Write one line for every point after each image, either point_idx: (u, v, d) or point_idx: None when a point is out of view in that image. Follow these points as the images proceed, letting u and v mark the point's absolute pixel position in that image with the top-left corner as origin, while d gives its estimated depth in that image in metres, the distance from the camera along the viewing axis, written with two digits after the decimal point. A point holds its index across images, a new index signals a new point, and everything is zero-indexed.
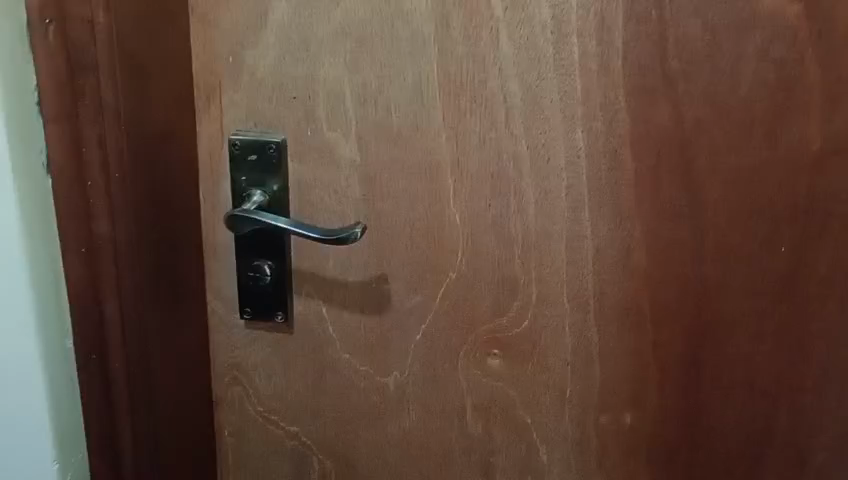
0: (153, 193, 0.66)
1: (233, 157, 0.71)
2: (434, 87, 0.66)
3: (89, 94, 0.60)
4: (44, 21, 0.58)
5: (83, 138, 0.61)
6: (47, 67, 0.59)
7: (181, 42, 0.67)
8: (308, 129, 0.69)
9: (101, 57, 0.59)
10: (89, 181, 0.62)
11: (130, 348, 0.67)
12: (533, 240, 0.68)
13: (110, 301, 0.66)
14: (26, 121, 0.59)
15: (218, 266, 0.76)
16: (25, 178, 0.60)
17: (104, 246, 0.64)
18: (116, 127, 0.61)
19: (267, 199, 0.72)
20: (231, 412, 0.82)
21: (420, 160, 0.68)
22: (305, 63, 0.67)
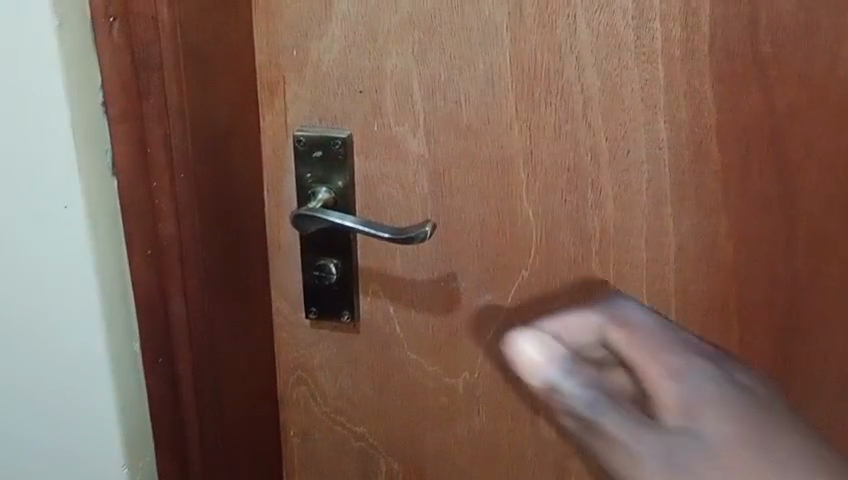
0: (219, 193, 0.65)
1: (298, 154, 0.69)
2: (507, 77, 0.62)
3: (154, 93, 0.58)
4: (108, 18, 0.56)
5: (149, 139, 0.59)
6: (112, 66, 0.57)
7: (245, 36, 0.65)
8: (375, 123, 0.67)
9: (165, 54, 0.57)
10: (154, 182, 0.61)
11: (196, 348, 0.67)
12: (612, 237, 0.65)
13: (177, 301, 0.65)
14: (92, 122, 0.57)
15: (283, 265, 0.74)
16: (92, 179, 0.58)
17: (171, 247, 0.63)
18: (180, 126, 0.59)
19: (332, 196, 0.70)
20: (297, 412, 0.80)
21: (492, 155, 0.65)
22: (371, 55, 0.65)
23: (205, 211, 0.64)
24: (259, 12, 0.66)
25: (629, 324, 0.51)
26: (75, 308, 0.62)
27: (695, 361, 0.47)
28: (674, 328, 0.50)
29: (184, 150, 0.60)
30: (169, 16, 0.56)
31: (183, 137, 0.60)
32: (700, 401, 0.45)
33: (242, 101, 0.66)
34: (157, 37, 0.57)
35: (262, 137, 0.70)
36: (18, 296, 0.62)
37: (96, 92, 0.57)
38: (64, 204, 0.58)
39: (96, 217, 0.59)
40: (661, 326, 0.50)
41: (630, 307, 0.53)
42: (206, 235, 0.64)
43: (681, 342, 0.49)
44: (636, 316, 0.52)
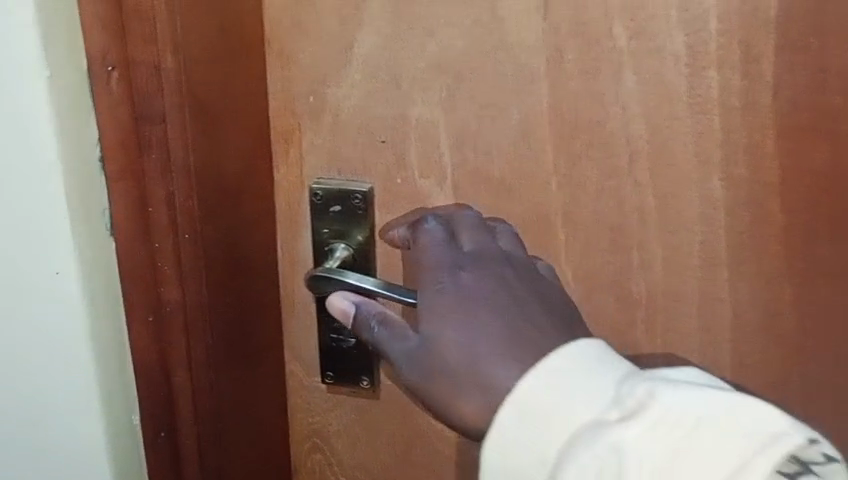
0: (228, 254, 0.59)
1: (315, 208, 0.64)
2: (544, 128, 0.57)
3: (156, 148, 0.53)
4: (105, 67, 0.51)
5: (150, 197, 0.54)
6: (110, 119, 0.52)
7: (259, 82, 0.60)
8: (398, 176, 0.62)
9: (169, 107, 0.52)
10: (156, 243, 0.55)
11: (203, 425, 0.61)
12: (659, 302, 0.59)
13: (181, 372, 0.59)
14: (86, 179, 0.52)
15: (298, 325, 0.69)
16: (87, 240, 0.53)
17: (174, 315, 0.58)
18: (185, 185, 0.54)
19: (351, 253, 0.64)
20: None
21: (527, 212, 0.60)
22: (396, 103, 0.59)
23: (214, 276, 0.58)
24: (273, 57, 0.60)
25: (424, 265, 0.56)
26: (67, 382, 0.56)
27: (475, 299, 0.53)
28: (481, 267, 0.55)
29: (189, 211, 0.55)
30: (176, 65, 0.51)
31: (187, 196, 0.54)
32: (441, 297, 0.54)
33: (255, 153, 0.60)
34: (159, 87, 0.51)
35: (275, 190, 0.64)
36: (4, 372, 0.57)
37: (90, 147, 0.52)
38: (55, 270, 0.53)
39: (91, 283, 0.54)
40: (446, 265, 0.55)
41: (431, 239, 0.57)
42: (214, 302, 0.58)
43: (455, 285, 0.54)
44: (432, 251, 0.57)
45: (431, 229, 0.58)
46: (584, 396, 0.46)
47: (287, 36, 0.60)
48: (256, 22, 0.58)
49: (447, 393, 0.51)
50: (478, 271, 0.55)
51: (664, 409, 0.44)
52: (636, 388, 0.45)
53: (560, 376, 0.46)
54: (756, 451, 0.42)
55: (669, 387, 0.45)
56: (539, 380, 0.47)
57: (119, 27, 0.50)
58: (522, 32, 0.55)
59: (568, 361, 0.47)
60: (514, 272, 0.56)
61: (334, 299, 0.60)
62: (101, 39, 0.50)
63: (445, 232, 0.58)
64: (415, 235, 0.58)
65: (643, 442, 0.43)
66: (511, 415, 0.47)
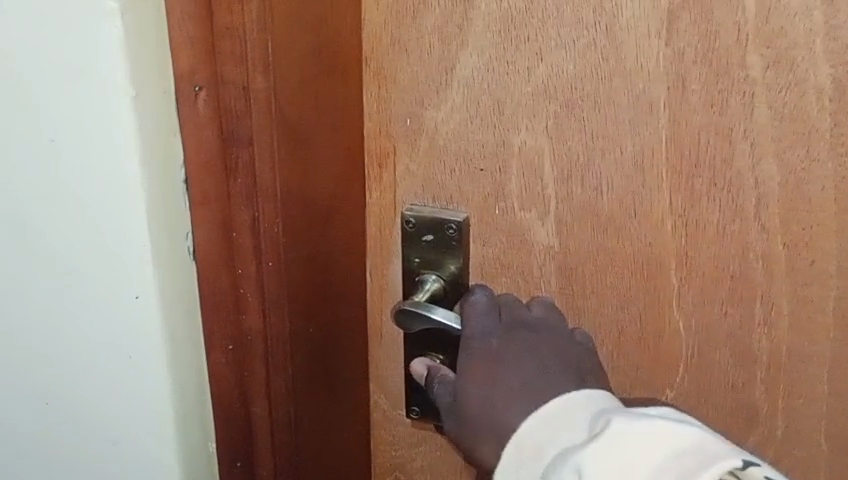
0: (313, 283, 0.56)
1: (406, 235, 0.60)
2: (661, 163, 0.52)
3: (243, 172, 0.50)
4: (193, 87, 0.49)
5: (235, 222, 0.52)
6: (197, 141, 0.50)
7: (354, 102, 0.57)
8: (496, 206, 0.57)
9: (256, 129, 0.49)
10: (239, 269, 0.53)
11: (281, 457, 0.58)
12: (783, 360, 0.53)
13: (259, 402, 0.57)
14: (168, 200, 0.49)
15: (384, 355, 0.65)
16: (169, 263, 0.50)
17: (254, 343, 0.55)
18: (270, 210, 0.51)
19: (442, 285, 0.60)
20: None
21: (636, 253, 0.55)
22: (497, 129, 0.55)
23: (298, 306, 0.55)
24: (369, 76, 0.57)
25: (463, 335, 0.56)
26: (142, 410, 0.53)
27: (501, 366, 0.53)
28: (511, 337, 0.55)
29: (274, 238, 0.52)
30: (267, 86, 0.48)
31: (272, 223, 0.51)
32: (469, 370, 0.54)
33: (345, 176, 0.57)
34: (248, 108, 0.49)
35: (365, 215, 0.61)
36: (81, 396, 0.54)
37: (174, 166, 0.49)
38: (135, 294, 0.50)
39: (171, 308, 0.51)
40: (477, 335, 0.55)
41: (473, 309, 0.57)
42: (297, 333, 0.55)
43: (484, 357, 0.54)
44: (471, 321, 0.56)
45: (476, 300, 0.57)
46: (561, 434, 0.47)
47: (385, 54, 0.56)
48: (353, 40, 0.55)
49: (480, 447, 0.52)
50: (508, 339, 0.54)
51: (623, 433, 0.44)
52: (605, 419, 0.46)
53: (543, 422, 0.48)
54: (691, 471, 0.42)
55: (624, 416, 0.45)
56: (532, 426, 0.48)
57: (209, 45, 0.48)
58: (641, 58, 0.50)
59: (561, 402, 0.48)
60: (545, 339, 0.55)
61: (416, 365, 0.61)
62: (190, 57, 0.48)
63: (487, 302, 0.57)
64: (462, 305, 0.58)
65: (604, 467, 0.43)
66: (508, 457, 0.48)
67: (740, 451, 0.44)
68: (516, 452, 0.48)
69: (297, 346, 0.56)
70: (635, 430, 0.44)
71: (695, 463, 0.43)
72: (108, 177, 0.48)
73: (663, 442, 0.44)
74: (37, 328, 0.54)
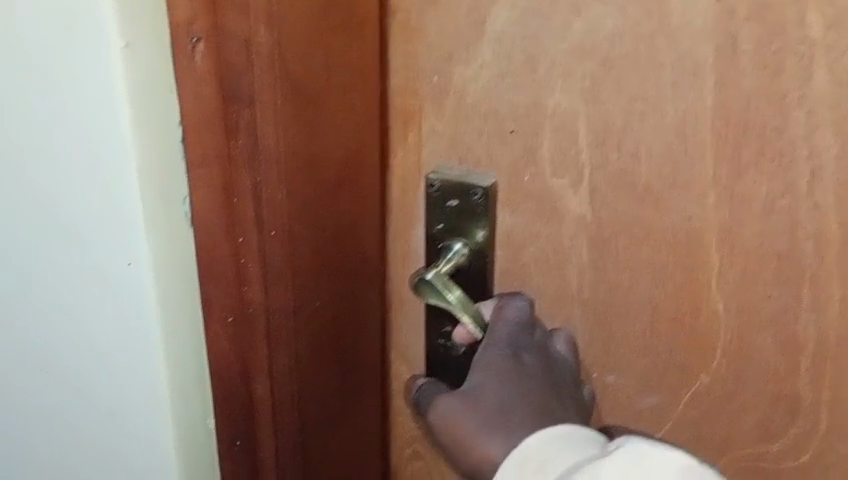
0: (321, 258, 0.53)
1: (430, 200, 0.57)
2: (705, 129, 0.48)
3: (243, 132, 0.47)
4: (190, 38, 0.45)
5: (235, 185, 0.48)
6: (194, 100, 0.46)
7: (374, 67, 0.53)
8: (526, 171, 0.54)
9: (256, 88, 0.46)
10: (240, 236, 0.49)
11: (278, 438, 0.55)
12: (830, 349, 0.50)
13: (260, 379, 0.53)
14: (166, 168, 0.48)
15: (405, 324, 0.62)
16: (163, 234, 0.49)
17: (258, 315, 0.51)
18: (272, 174, 0.48)
19: (468, 253, 0.57)
20: None
21: (674, 228, 0.51)
22: (530, 88, 0.51)
23: (301, 278, 0.52)
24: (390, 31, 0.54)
25: (493, 337, 0.54)
26: (141, 378, 0.53)
27: (523, 387, 0.52)
28: (536, 364, 0.53)
29: (274, 203, 0.48)
30: (270, 40, 0.45)
31: (273, 188, 0.48)
32: (488, 378, 0.52)
33: (359, 139, 0.53)
34: (249, 65, 0.45)
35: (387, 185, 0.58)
36: (86, 361, 0.55)
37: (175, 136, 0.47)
38: (128, 261, 0.50)
39: (167, 278, 0.50)
40: (508, 344, 0.53)
41: (513, 315, 0.54)
42: (301, 309, 0.52)
43: (507, 374, 0.52)
44: (506, 326, 0.54)
45: (514, 307, 0.55)
46: (565, 454, 0.47)
47: (412, 5, 0.52)
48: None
49: (462, 439, 0.52)
50: (537, 363, 0.53)
51: (640, 454, 0.44)
52: (617, 442, 0.46)
53: (548, 439, 0.47)
54: None
55: (641, 439, 0.45)
56: (538, 442, 0.48)
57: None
58: (688, 15, 0.46)
59: (566, 428, 0.48)
60: (563, 377, 0.54)
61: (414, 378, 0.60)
62: None
63: (527, 313, 0.55)
64: (497, 302, 0.56)
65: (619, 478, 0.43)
66: (506, 471, 0.47)
67: None
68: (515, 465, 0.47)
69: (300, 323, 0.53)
70: (649, 451, 0.45)
71: None
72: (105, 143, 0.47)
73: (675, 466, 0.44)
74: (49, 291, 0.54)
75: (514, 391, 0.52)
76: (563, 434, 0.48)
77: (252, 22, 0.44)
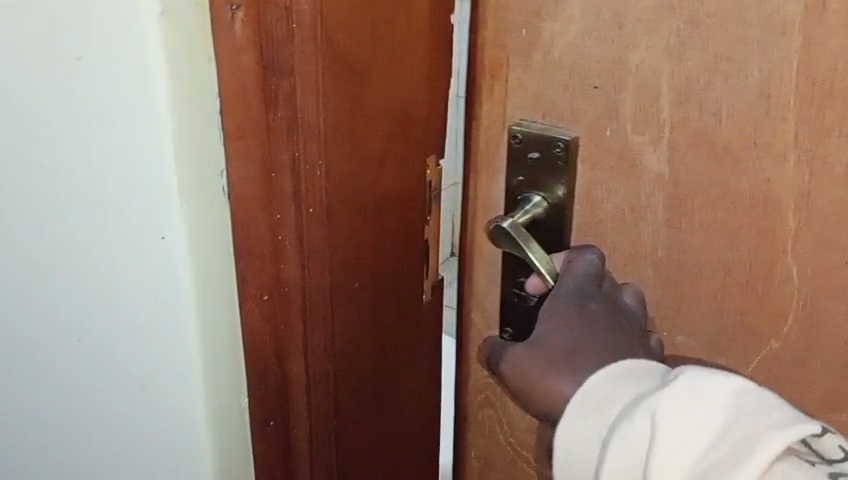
0: (356, 235, 0.57)
1: (512, 152, 0.58)
2: (788, 90, 0.48)
3: (285, 101, 0.51)
4: (231, 5, 0.48)
5: (278, 161, 0.52)
6: (231, 70, 0.49)
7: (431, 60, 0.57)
8: (608, 127, 0.54)
9: (294, 58, 0.50)
10: (278, 214, 0.54)
11: (318, 412, 0.60)
12: None
13: (295, 358, 0.58)
14: (205, 150, 0.50)
15: (481, 273, 0.64)
16: (195, 204, 0.51)
17: (292, 292, 0.56)
18: (310, 149, 0.52)
19: (545, 206, 0.58)
20: (481, 435, 0.70)
21: (751, 190, 0.51)
22: (613, 45, 0.52)
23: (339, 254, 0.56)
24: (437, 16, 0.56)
25: (561, 287, 0.55)
26: (147, 332, 0.55)
27: (594, 331, 0.52)
28: (605, 311, 0.54)
29: (314, 180, 0.53)
30: (312, 8, 0.49)
31: (311, 164, 0.53)
32: (557, 324, 0.53)
33: (406, 121, 0.57)
34: (289, 35, 0.50)
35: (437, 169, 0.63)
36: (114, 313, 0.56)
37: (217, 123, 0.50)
38: (161, 235, 0.52)
39: (202, 243, 0.52)
40: (577, 294, 0.54)
41: (582, 267, 0.56)
42: (335, 286, 0.57)
43: (577, 320, 0.53)
44: (575, 278, 0.55)
45: (582, 260, 0.56)
46: (628, 387, 0.48)
47: None
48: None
49: (533, 383, 0.52)
50: (605, 311, 0.54)
51: (694, 383, 0.46)
52: (675, 372, 0.47)
53: (612, 375, 0.49)
54: (759, 425, 0.44)
55: (698, 370, 0.47)
56: (603, 378, 0.49)
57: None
58: None
59: (629, 362, 0.50)
60: (632, 325, 0.54)
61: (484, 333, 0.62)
62: None
63: (596, 265, 0.56)
64: (567, 255, 0.57)
65: (677, 409, 0.45)
66: (575, 408, 0.49)
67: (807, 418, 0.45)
68: (582, 402, 0.49)
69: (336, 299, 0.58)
70: (706, 382, 0.46)
71: (764, 420, 0.44)
72: (134, 114, 0.49)
73: (731, 397, 0.45)
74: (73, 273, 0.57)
75: (583, 335, 0.52)
76: (628, 368, 0.49)
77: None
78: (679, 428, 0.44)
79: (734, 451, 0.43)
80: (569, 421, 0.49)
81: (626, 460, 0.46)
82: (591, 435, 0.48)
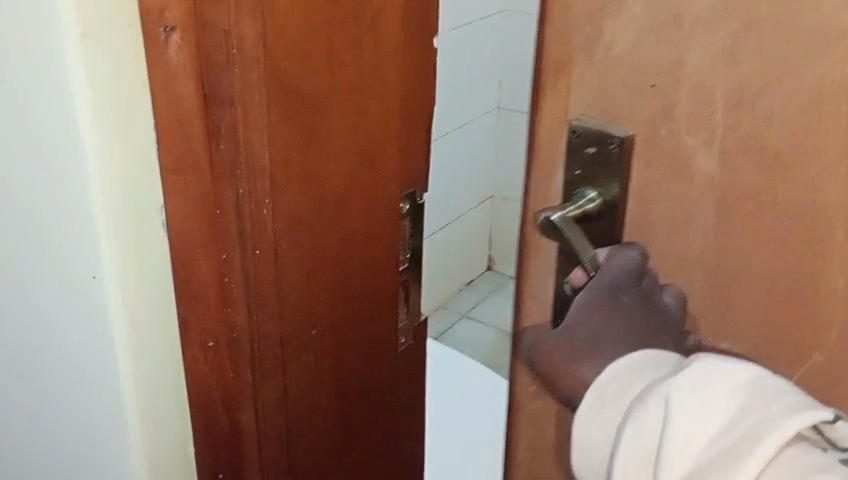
0: (318, 300, 0.71)
1: (570, 147, 0.58)
2: (840, 98, 0.48)
3: (221, 100, 0.60)
4: (165, 28, 0.57)
5: (219, 198, 0.63)
6: (166, 94, 0.59)
7: (396, 91, 0.71)
8: (663, 127, 0.55)
9: (233, 87, 0.59)
10: (224, 254, 0.65)
11: (267, 440, 0.71)
12: None
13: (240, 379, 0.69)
14: (146, 194, 0.61)
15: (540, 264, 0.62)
16: (111, 221, 0.59)
17: (242, 339, 0.67)
18: (254, 185, 0.63)
19: (599, 204, 0.58)
20: (533, 424, 0.62)
21: (800, 197, 0.51)
22: (669, 45, 0.52)
23: (289, 309, 0.69)
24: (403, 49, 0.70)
25: (595, 280, 0.58)
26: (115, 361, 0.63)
27: (614, 323, 0.56)
28: (632, 307, 0.57)
29: (259, 218, 0.64)
30: (256, 33, 0.59)
31: (257, 203, 0.63)
32: (580, 316, 0.57)
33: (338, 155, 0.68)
34: (229, 62, 0.59)
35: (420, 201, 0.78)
36: (42, 310, 0.63)
37: (154, 160, 0.61)
38: (93, 272, 0.60)
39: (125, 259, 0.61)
40: (608, 286, 0.57)
41: (619, 263, 0.57)
42: (287, 336, 0.69)
43: (601, 312, 0.57)
44: (610, 272, 0.57)
45: (625, 256, 0.57)
46: (643, 374, 0.53)
47: None
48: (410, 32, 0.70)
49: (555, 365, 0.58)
50: (632, 306, 0.57)
51: (706, 370, 0.51)
52: (690, 360, 0.52)
53: (626, 366, 0.54)
54: (764, 412, 0.49)
55: (710, 358, 0.52)
56: (618, 369, 0.54)
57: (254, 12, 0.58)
58: None
59: (645, 354, 0.54)
60: (662, 322, 0.56)
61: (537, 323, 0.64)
62: None
63: (638, 261, 0.57)
64: (611, 248, 0.58)
65: (688, 396, 0.50)
66: (591, 397, 0.55)
67: (811, 402, 0.50)
68: (599, 389, 0.54)
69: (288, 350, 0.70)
70: (715, 370, 0.51)
71: (769, 408, 0.49)
72: (66, 156, 0.57)
73: (740, 384, 0.51)
74: (45, 317, 0.64)
75: (602, 327, 0.56)
76: (644, 360, 0.54)
77: (238, 19, 0.58)
78: (686, 411, 0.50)
79: (740, 436, 0.49)
80: (585, 408, 0.55)
81: (638, 442, 0.51)
82: (605, 420, 0.54)
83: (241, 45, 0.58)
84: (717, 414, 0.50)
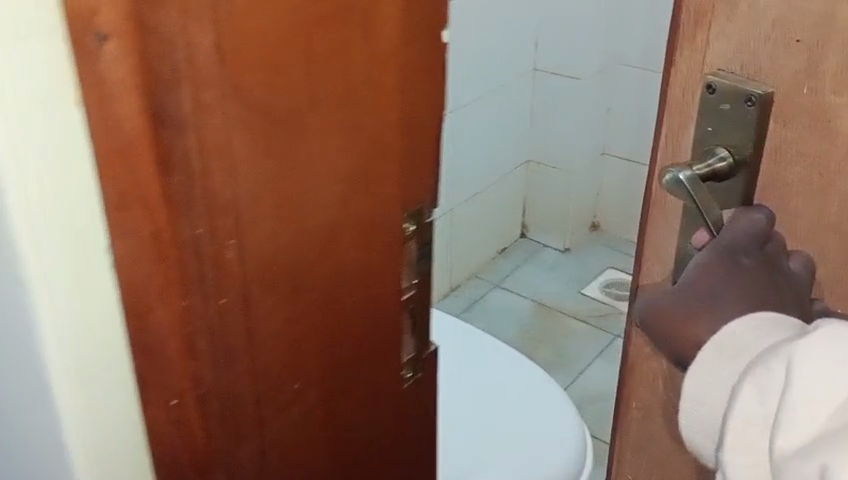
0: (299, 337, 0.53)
1: (705, 102, 0.56)
2: None
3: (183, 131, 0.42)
4: (96, 35, 0.39)
5: (199, 253, 0.46)
6: (99, 112, 0.40)
7: (401, 112, 0.51)
8: (806, 85, 0.52)
9: (189, 106, 0.41)
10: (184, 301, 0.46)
11: None
12: None
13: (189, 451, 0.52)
14: (85, 223, 0.43)
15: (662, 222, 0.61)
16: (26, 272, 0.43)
17: (211, 398, 0.50)
18: (219, 223, 0.45)
19: (729, 164, 0.56)
20: (645, 384, 0.62)
21: None
22: None
23: (265, 360, 0.52)
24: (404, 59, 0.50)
25: (717, 241, 0.56)
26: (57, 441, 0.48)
27: (734, 286, 0.54)
28: (755, 270, 0.55)
29: (220, 256, 0.47)
30: (211, 43, 0.41)
31: (219, 242, 0.46)
32: (698, 277, 0.56)
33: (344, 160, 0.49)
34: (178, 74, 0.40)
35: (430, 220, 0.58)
36: None
37: (94, 202, 0.43)
38: None
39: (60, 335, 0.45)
40: (728, 248, 0.55)
41: (745, 225, 0.55)
42: (264, 392, 0.53)
43: (721, 273, 0.55)
44: (734, 233, 0.55)
45: (751, 218, 0.55)
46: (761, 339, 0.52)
47: None
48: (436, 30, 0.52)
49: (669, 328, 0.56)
50: (754, 268, 0.55)
51: (835, 334, 0.48)
52: (815, 324, 0.50)
53: (744, 329, 0.53)
54: None
55: (842, 323, 0.48)
56: (735, 333, 0.53)
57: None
58: None
59: (763, 318, 0.53)
60: (787, 285, 0.55)
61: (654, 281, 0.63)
62: None
63: (764, 224, 0.55)
64: (735, 211, 0.56)
65: (813, 359, 0.47)
66: (707, 354, 0.53)
67: None
68: (714, 352, 0.53)
69: (318, 416, 0.58)
70: (847, 335, 0.48)
71: None
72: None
73: None
74: None
75: (721, 289, 0.55)
76: (760, 328, 0.52)
77: (186, 26, 0.40)
78: (812, 376, 0.47)
79: None
80: (700, 363, 0.53)
81: (757, 402, 0.49)
82: (722, 376, 0.52)
83: (192, 57, 0.40)
84: (845, 380, 0.47)
